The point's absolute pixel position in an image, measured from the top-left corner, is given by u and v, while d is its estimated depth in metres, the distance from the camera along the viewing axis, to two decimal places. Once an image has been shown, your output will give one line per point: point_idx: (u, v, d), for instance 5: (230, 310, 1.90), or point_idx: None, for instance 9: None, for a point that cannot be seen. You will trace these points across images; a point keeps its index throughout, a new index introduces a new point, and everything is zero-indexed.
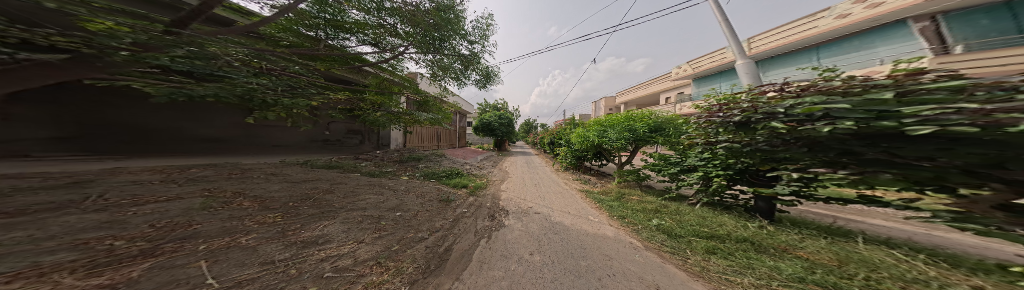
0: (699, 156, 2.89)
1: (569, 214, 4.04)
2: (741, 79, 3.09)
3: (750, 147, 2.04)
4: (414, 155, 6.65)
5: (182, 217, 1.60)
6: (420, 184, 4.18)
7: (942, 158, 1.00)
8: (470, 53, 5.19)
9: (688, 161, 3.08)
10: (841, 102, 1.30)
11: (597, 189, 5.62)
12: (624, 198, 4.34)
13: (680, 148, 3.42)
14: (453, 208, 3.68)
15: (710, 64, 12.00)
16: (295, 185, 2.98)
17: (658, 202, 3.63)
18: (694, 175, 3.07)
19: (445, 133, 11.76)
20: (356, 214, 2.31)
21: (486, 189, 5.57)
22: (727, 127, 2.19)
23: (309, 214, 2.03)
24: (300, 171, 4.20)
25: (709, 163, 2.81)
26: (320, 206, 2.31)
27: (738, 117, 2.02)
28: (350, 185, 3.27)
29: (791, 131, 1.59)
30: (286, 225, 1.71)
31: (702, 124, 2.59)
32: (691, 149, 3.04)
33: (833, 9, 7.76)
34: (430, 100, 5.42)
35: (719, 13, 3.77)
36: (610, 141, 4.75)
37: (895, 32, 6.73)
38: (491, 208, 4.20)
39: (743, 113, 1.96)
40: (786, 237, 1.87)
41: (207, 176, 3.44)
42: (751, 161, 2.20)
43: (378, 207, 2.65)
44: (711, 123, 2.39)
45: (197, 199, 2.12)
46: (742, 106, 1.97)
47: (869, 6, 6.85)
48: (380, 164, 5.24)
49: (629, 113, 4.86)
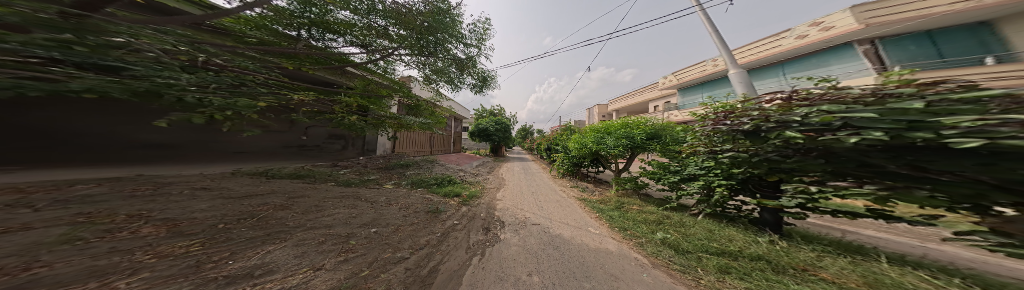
0: (699, 165, 2.81)
1: (568, 225, 3.80)
2: (735, 87, 2.96)
3: (758, 158, 1.92)
4: (402, 162, 6.19)
5: (17, 257, 1.10)
6: (405, 194, 3.79)
7: (966, 173, 0.87)
8: (467, 57, 5.02)
9: (687, 170, 3.04)
10: (863, 110, 1.14)
11: (596, 197, 5.47)
12: (624, 208, 4.21)
13: (679, 156, 3.36)
14: (443, 220, 3.32)
15: (694, 76, 12.72)
16: (234, 203, 2.48)
17: (660, 213, 3.50)
18: (694, 184, 2.98)
19: (438, 138, 11.35)
20: (318, 233, 1.92)
21: (480, 197, 5.22)
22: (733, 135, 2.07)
23: (246, 237, 1.62)
24: (248, 185, 3.57)
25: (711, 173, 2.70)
26: (266, 226, 1.88)
27: (745, 125, 1.89)
28: (315, 199, 2.81)
29: (808, 141, 1.41)
30: (206, 256, 1.31)
31: (706, 132, 2.46)
32: (690, 157, 2.99)
33: (793, 30, 8.51)
34: (422, 104, 5.11)
35: (708, 24, 3.87)
36: (607, 149, 4.65)
37: (844, 53, 7.42)
38: (485, 220, 3.86)
39: (748, 122, 1.84)
40: (802, 255, 1.74)
41: (107, 194, 2.65)
42: (757, 172, 2.08)
43: (349, 223, 2.27)
44: (715, 131, 2.27)
45: (66, 226, 1.58)
46: (747, 114, 1.84)
47: (823, 29, 7.56)
48: (363, 172, 4.76)
49: (624, 119, 4.84)
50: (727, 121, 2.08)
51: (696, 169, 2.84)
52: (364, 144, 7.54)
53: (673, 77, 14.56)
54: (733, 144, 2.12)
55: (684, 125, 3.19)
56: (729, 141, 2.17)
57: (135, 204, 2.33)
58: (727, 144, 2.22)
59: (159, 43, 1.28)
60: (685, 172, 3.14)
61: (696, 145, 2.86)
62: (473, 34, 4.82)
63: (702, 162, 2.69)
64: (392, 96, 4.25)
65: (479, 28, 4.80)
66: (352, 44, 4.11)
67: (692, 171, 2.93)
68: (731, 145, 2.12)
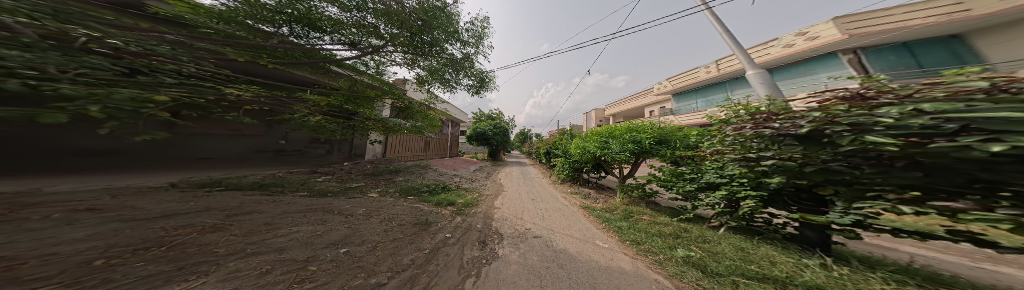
0: (722, 173, 2.51)
1: (572, 238, 3.44)
2: (759, 90, 2.68)
3: (812, 168, 1.58)
4: (393, 167, 5.75)
5: None
6: (392, 203, 3.39)
7: None
8: (464, 58, 4.77)
9: (705, 178, 2.74)
10: (996, 109, 0.82)
11: (599, 205, 5.14)
12: (633, 218, 3.88)
13: (696, 162, 3.06)
14: (433, 233, 2.93)
15: (691, 81, 12.72)
16: (158, 221, 1.93)
17: (675, 225, 3.20)
18: (715, 194, 2.67)
19: (434, 141, 10.97)
20: (262, 259, 1.49)
21: (476, 206, 4.83)
22: (778, 141, 1.73)
23: (142, 274, 1.13)
24: (203, 195, 3.05)
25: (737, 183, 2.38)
26: (183, 255, 1.39)
27: (794, 129, 1.55)
28: (267, 216, 2.33)
29: (907, 148, 1.07)
30: None
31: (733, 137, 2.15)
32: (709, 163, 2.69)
33: (780, 40, 8.55)
34: (414, 106, 4.75)
35: (717, 23, 3.68)
36: (613, 154, 4.31)
37: (829, 62, 7.46)
38: (482, 232, 3.46)
39: (798, 126, 1.51)
40: (876, 287, 1.39)
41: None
42: (805, 183, 1.75)
43: (314, 242, 1.90)
44: (749, 136, 1.95)
45: None
46: (797, 116, 1.51)
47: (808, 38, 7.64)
48: (348, 178, 4.35)
49: (628, 123, 4.55)
50: (767, 124, 1.75)
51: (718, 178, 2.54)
52: (351, 148, 7.06)
53: (667, 83, 14.55)
54: (773, 151, 1.79)
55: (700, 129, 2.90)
56: (768, 148, 1.85)
57: (49, 216, 1.89)
58: (765, 151, 1.89)
59: (12, 13, 0.89)
60: (704, 181, 2.82)
61: (718, 152, 2.55)
62: (470, 33, 4.57)
63: (727, 170, 2.37)
64: (382, 98, 3.91)
65: (477, 26, 4.56)
66: (340, 43, 3.68)
67: (713, 180, 2.61)
68: (771, 151, 1.80)
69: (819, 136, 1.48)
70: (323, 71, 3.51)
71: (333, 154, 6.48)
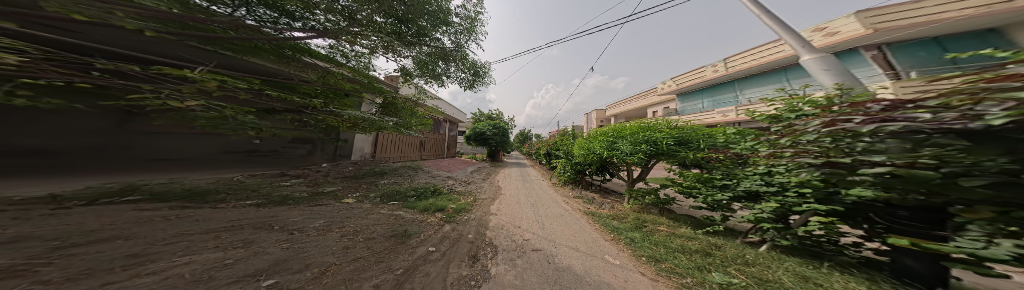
0: (772, 180, 1.97)
1: (577, 252, 2.94)
2: (816, 78, 1.89)
3: (973, 181, 0.95)
4: (379, 169, 5.33)
5: None
6: (370, 210, 2.98)
7: None
8: (454, 49, 4.33)
9: (744, 186, 2.21)
10: None
11: (606, 211, 4.64)
12: (647, 228, 3.36)
13: (730, 166, 2.53)
14: (413, 246, 2.48)
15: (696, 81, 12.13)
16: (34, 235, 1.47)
17: (701, 239, 2.67)
18: (761, 206, 2.12)
19: (430, 142, 10.60)
20: None
21: (469, 211, 4.37)
22: (915, 140, 1.08)
23: None
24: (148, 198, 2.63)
25: (794, 194, 1.82)
26: None
27: (954, 121, 0.94)
28: (146, 240, 1.49)
29: None
30: None
31: (800, 136, 1.62)
32: (752, 168, 2.16)
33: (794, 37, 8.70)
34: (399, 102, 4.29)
35: (753, 5, 3.12)
36: (622, 156, 3.78)
37: (850, 59, 7.52)
38: (472, 244, 2.98)
39: (970, 118, 0.89)
40: None
41: None
42: (927, 198, 1.19)
43: (304, 236, 1.78)
44: (837, 134, 1.39)
45: None
46: (968, 101, 0.89)
47: (828, 34, 7.66)
48: (327, 179, 3.93)
49: (638, 121, 3.99)
50: (891, 117, 1.15)
51: (767, 187, 2.01)
52: (336, 148, 6.59)
53: (671, 82, 13.90)
54: (885, 156, 1.19)
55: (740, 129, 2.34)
56: (879, 151, 1.23)
57: None
58: (868, 156, 1.28)
59: None
60: (743, 189, 2.28)
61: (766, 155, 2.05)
62: (460, 19, 4.14)
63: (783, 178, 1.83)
64: (362, 93, 3.49)
65: (470, 11, 4.12)
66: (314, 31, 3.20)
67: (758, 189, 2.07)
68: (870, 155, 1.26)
69: (1006, 132, 0.85)
70: (302, 68, 3.00)
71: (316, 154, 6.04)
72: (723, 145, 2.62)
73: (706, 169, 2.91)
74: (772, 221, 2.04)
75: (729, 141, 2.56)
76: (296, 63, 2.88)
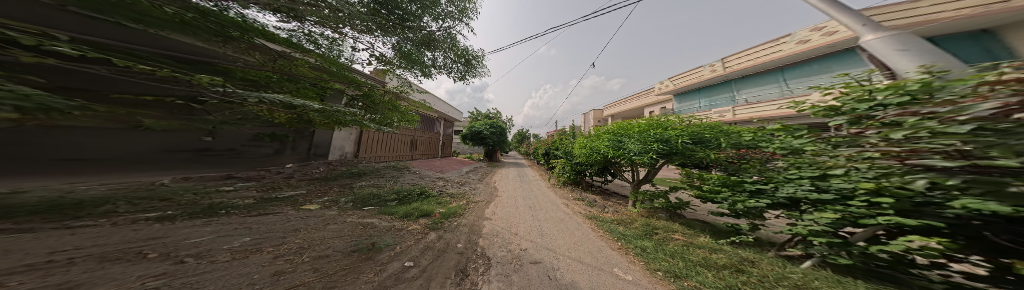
0: (828, 184, 1.49)
1: (581, 264, 2.50)
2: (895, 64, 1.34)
3: None
4: (359, 170, 4.79)
5: None
6: (333, 219, 2.46)
7: None
8: (444, 34, 3.85)
9: (785, 192, 1.73)
10: None
11: (609, 215, 4.22)
12: (658, 235, 2.93)
13: (763, 168, 2.05)
14: (383, 261, 1.99)
15: (693, 81, 11.90)
16: None
17: (725, 249, 2.21)
18: (807, 217, 1.63)
19: (422, 141, 10.06)
20: None
21: (460, 216, 3.92)
22: None
23: None
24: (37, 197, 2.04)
25: (863, 204, 1.31)
26: None
27: None
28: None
29: None
30: None
31: (903, 125, 1.09)
32: (795, 170, 1.71)
33: (793, 35, 8.69)
34: (376, 94, 3.73)
35: None
36: (629, 155, 3.35)
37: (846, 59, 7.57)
38: (461, 255, 2.51)
39: None
40: None
41: None
42: None
43: (203, 263, 1.21)
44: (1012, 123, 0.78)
45: None
46: None
47: (825, 33, 7.80)
48: (290, 182, 3.36)
49: (646, 118, 3.56)
50: None
51: (817, 193, 1.55)
52: (311, 147, 5.97)
53: (668, 82, 13.60)
54: None
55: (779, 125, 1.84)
56: None
57: None
58: None
59: None
60: (784, 195, 1.78)
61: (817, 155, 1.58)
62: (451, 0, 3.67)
63: (850, 181, 1.36)
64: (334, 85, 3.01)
65: None
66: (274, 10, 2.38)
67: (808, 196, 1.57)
68: None
69: None
70: (248, 52, 2.12)
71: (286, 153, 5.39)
72: (752, 144, 2.22)
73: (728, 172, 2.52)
74: (823, 238, 1.52)
75: (760, 138, 2.14)
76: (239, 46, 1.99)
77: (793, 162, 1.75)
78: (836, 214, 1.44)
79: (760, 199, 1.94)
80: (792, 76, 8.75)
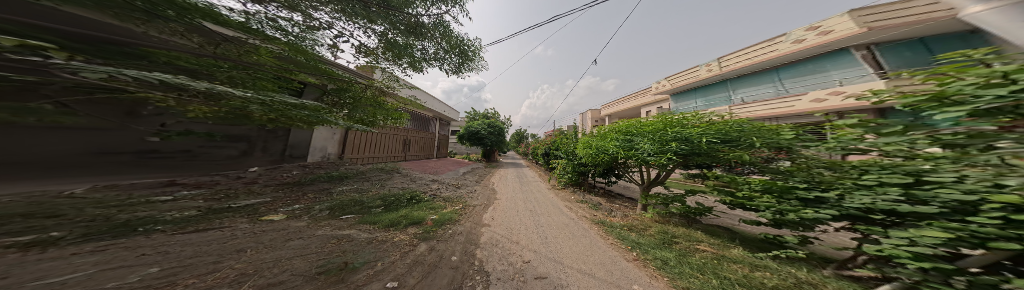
0: (921, 199, 1.07)
1: (594, 279, 2.14)
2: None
3: None
4: (343, 173, 4.36)
5: None
6: (298, 233, 1.93)
7: None
8: (437, 22, 3.47)
9: (854, 202, 1.29)
10: None
11: (617, 219, 3.90)
12: (678, 244, 2.60)
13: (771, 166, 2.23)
14: (361, 283, 1.54)
15: (689, 81, 11.69)
16: None
17: (769, 263, 1.82)
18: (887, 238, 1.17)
19: (416, 141, 9.63)
20: None
21: (457, 223, 3.53)
22: None
23: None
24: None
25: (999, 222, 0.83)
26: None
27: None
28: None
29: None
30: None
31: None
32: (868, 175, 1.30)
33: (790, 35, 8.60)
34: (353, 88, 3.25)
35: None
36: (643, 156, 3.03)
37: (841, 59, 7.47)
38: (456, 271, 2.11)
39: None
40: None
41: None
42: None
43: None
44: None
45: None
46: None
47: (822, 33, 7.70)
48: (255, 188, 2.88)
49: (661, 116, 3.23)
50: None
51: (892, 204, 1.15)
52: (285, 148, 5.57)
53: (665, 82, 13.42)
54: None
55: (839, 124, 1.45)
56: None
57: None
58: None
59: None
60: (855, 206, 1.32)
61: (910, 158, 1.17)
62: None
63: (962, 188, 0.95)
64: (309, 79, 2.58)
65: None
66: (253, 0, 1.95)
67: (896, 208, 1.12)
68: None
69: None
70: (184, 33, 1.62)
71: (255, 154, 4.97)
72: (802, 144, 1.88)
73: (742, 170, 2.56)
74: (923, 262, 1.00)
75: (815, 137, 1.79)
76: (171, 27, 1.49)
77: (867, 166, 1.35)
78: (945, 233, 0.96)
79: (819, 209, 1.46)
80: (787, 76, 8.59)
